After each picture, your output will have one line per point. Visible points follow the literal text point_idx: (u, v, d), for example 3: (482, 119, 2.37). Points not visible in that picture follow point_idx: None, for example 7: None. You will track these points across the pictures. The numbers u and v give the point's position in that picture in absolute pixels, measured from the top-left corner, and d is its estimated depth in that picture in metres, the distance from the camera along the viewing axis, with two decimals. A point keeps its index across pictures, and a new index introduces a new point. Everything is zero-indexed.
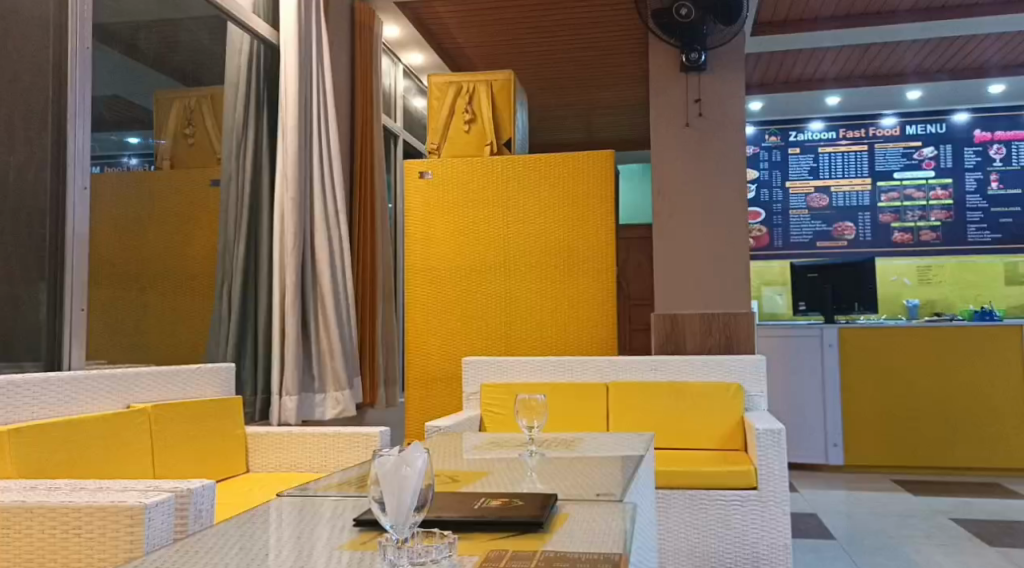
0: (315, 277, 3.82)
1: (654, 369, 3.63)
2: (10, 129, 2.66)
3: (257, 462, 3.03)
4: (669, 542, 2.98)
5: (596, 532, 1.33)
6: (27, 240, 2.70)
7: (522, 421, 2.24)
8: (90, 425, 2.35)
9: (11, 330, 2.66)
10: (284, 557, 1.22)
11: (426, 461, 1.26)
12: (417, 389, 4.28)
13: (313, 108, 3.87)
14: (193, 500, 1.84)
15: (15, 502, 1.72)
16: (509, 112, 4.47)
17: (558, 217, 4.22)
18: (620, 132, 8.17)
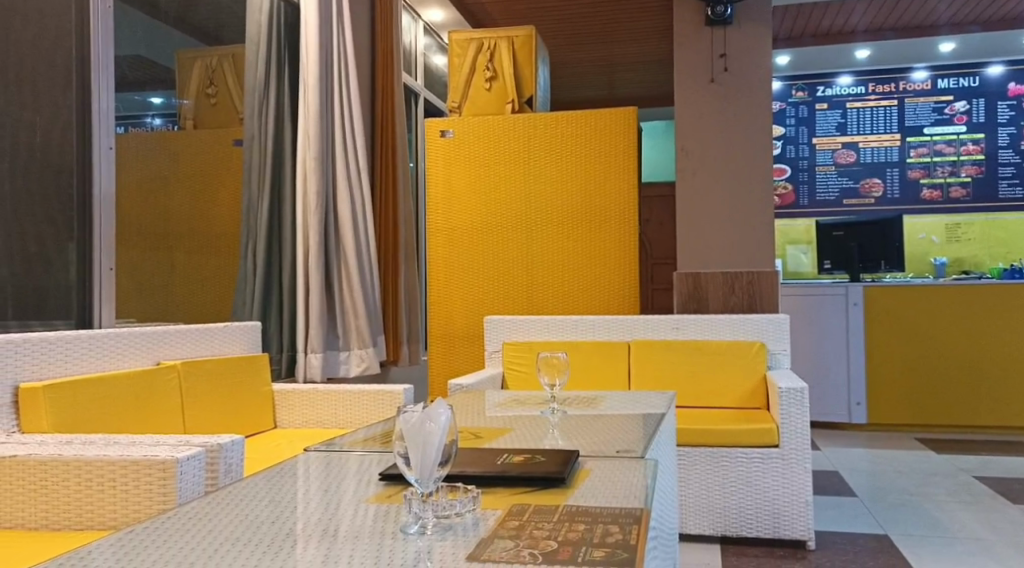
0: (338, 237, 3.84)
1: (676, 329, 3.62)
2: (36, 88, 2.68)
3: (284, 417, 3.09)
4: (690, 499, 3.01)
5: (617, 488, 1.35)
6: (55, 198, 2.73)
7: (544, 379, 2.26)
8: (122, 381, 2.40)
9: (43, 288, 2.71)
10: (312, 510, 1.24)
11: (449, 418, 1.27)
12: (440, 346, 4.32)
13: (334, 66, 3.86)
14: (223, 454, 1.89)
15: (52, 456, 1.78)
16: (530, 68, 4.44)
17: (580, 175, 4.19)
18: (643, 88, 8.08)
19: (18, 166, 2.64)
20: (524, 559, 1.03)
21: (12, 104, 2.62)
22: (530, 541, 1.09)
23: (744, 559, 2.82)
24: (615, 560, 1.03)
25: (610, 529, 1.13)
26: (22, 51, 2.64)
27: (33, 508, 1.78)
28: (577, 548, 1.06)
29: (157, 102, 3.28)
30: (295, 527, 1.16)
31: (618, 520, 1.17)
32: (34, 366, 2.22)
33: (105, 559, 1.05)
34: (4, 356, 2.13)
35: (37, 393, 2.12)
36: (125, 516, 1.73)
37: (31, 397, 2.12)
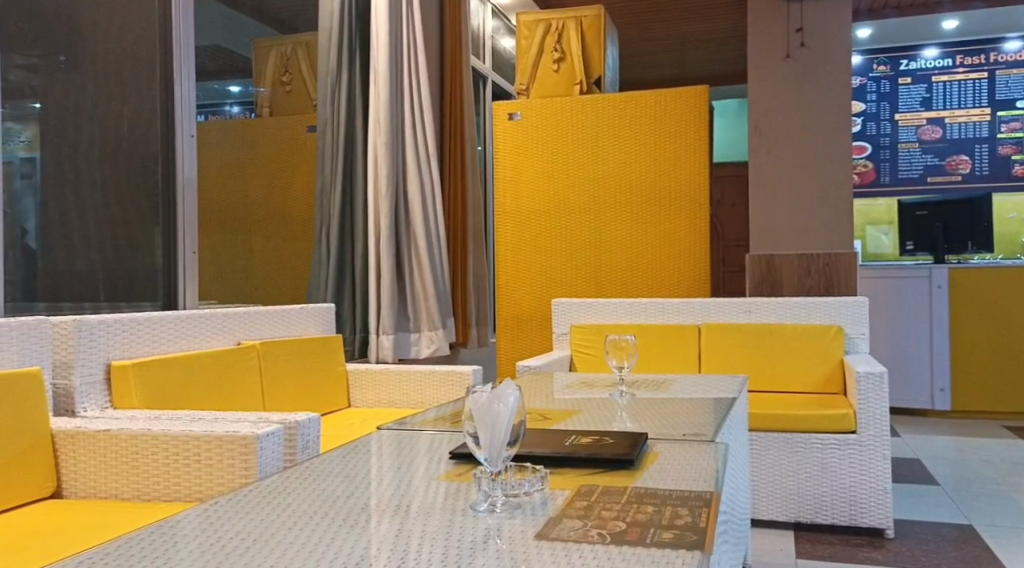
0: (408, 221, 3.90)
1: (748, 312, 3.57)
2: (122, 79, 2.78)
3: (357, 396, 3.18)
4: (762, 483, 2.98)
5: (686, 471, 1.35)
6: (141, 186, 2.85)
7: (613, 361, 2.26)
8: (205, 359, 2.49)
9: (132, 271, 2.82)
10: (385, 487, 1.28)
11: (518, 399, 1.29)
12: (509, 330, 4.36)
13: (403, 49, 3.90)
14: (301, 431, 1.96)
15: (141, 430, 1.87)
16: (599, 48, 4.41)
17: (649, 157, 4.15)
18: (714, 66, 7.94)
19: (109, 156, 2.75)
20: (592, 538, 1.04)
21: (101, 95, 2.72)
22: (599, 521, 1.10)
23: (820, 546, 2.77)
24: (684, 541, 1.03)
25: (679, 512, 1.13)
26: (110, 45, 2.75)
27: (125, 480, 1.87)
28: (644, 529, 1.07)
29: (235, 91, 3.42)
30: (369, 503, 1.20)
31: (687, 502, 1.17)
32: (124, 345, 2.32)
33: (192, 527, 1.10)
34: (98, 336, 2.23)
35: (127, 371, 2.23)
36: (209, 489, 1.81)
37: (122, 375, 2.23)
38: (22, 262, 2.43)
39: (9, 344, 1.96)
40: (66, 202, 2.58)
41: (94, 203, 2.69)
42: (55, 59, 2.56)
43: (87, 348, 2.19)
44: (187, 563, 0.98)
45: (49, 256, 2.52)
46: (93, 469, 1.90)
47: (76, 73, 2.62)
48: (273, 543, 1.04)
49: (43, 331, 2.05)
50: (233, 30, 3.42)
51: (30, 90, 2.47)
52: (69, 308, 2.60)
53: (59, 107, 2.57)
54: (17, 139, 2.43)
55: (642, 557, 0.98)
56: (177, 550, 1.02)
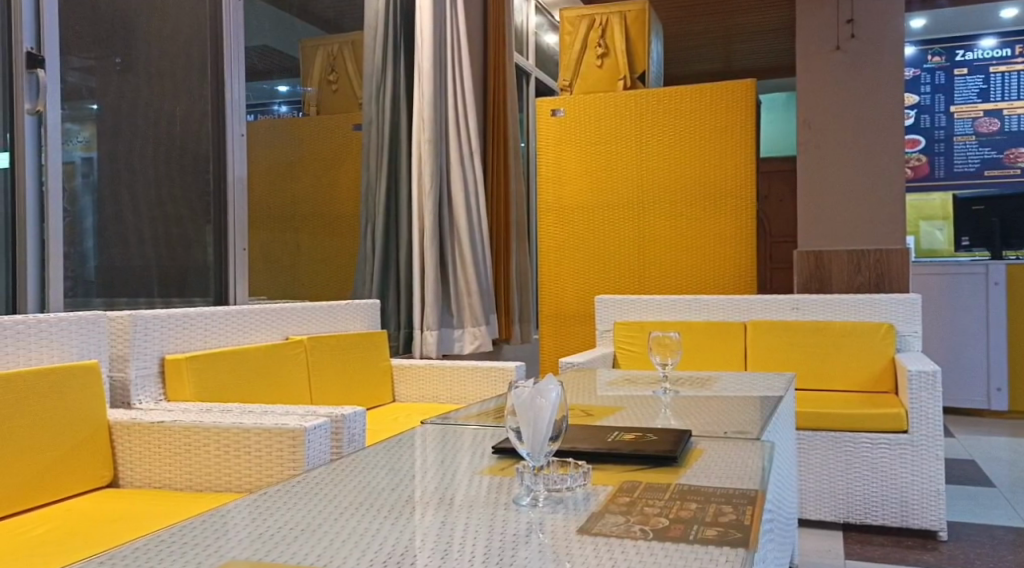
0: (452, 218, 3.93)
1: (796, 309, 3.53)
2: (175, 80, 2.86)
3: (402, 391, 3.22)
4: (810, 482, 2.95)
5: (730, 468, 1.35)
6: (195, 184, 2.94)
7: (657, 358, 2.25)
8: (254, 353, 2.55)
9: (185, 268, 2.91)
10: (429, 479, 1.30)
11: (560, 394, 1.30)
12: (551, 325, 4.38)
13: (447, 46, 3.93)
14: (347, 425, 2.01)
15: (194, 422, 1.92)
16: (643, 43, 4.39)
17: (693, 153, 4.13)
18: (761, 59, 7.85)
19: (162, 155, 2.82)
20: (635, 534, 1.05)
21: (155, 96, 2.78)
22: (641, 517, 1.11)
23: (870, 547, 2.74)
24: (727, 539, 1.03)
25: (723, 509, 1.13)
26: (163, 46, 2.82)
27: (178, 470, 1.93)
28: (688, 526, 1.07)
29: (281, 90, 3.47)
30: (413, 495, 1.22)
31: (732, 500, 1.17)
32: (176, 340, 2.38)
33: (242, 516, 1.13)
34: (153, 330, 2.29)
35: (181, 364, 2.28)
36: (259, 480, 1.86)
37: (176, 369, 2.28)
38: (80, 260, 2.49)
39: (69, 337, 2.03)
40: (122, 199, 2.65)
41: (148, 202, 2.75)
42: (111, 61, 2.62)
43: (142, 342, 2.25)
44: (239, 551, 1.00)
45: (105, 253, 2.58)
46: (148, 459, 1.96)
47: (131, 74, 2.68)
48: (321, 533, 1.06)
49: (101, 324, 2.12)
50: (282, 30, 3.50)
51: (87, 92, 2.53)
52: (124, 303, 2.67)
53: (115, 107, 2.63)
54: (76, 140, 2.49)
55: (686, 553, 0.99)
56: (228, 539, 1.05)
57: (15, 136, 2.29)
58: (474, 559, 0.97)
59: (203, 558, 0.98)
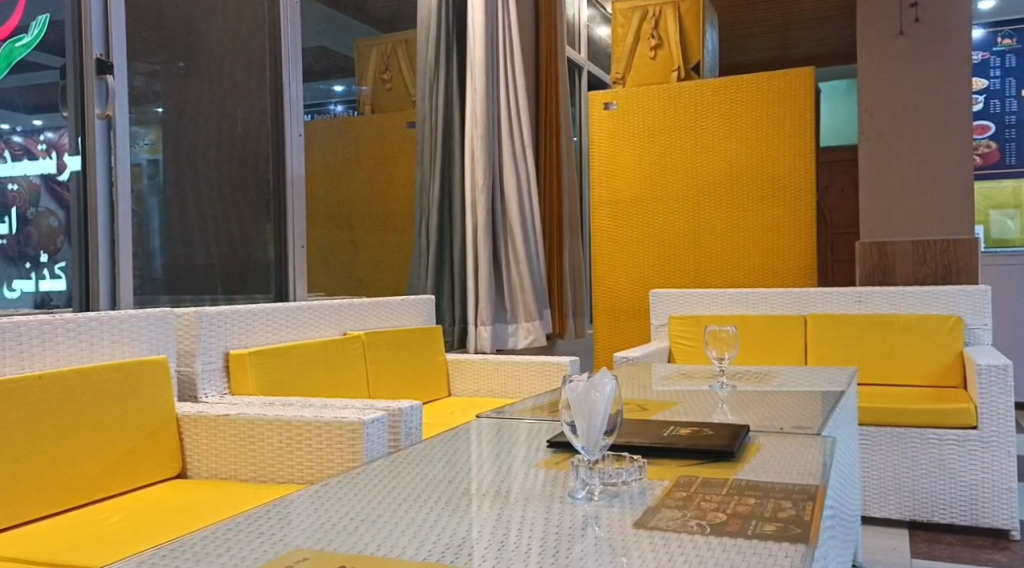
0: (505, 214, 3.94)
1: (859, 302, 3.46)
2: (235, 83, 2.94)
3: (457, 385, 3.25)
4: (873, 479, 2.90)
5: (790, 464, 1.34)
6: (255, 183, 3.02)
7: (713, 352, 2.23)
8: (314, 348, 2.60)
9: (247, 266, 2.98)
10: (485, 472, 1.32)
11: (614, 388, 1.31)
12: (606, 320, 4.38)
13: (499, 42, 3.94)
14: (404, 418, 2.04)
15: (257, 415, 1.98)
16: (697, 34, 4.35)
17: (752, 144, 4.07)
18: (820, 46, 7.70)
19: (225, 156, 2.89)
20: (692, 529, 1.05)
21: (216, 98, 2.85)
22: (698, 512, 1.11)
23: (937, 546, 2.67)
24: (787, 534, 1.02)
25: (782, 505, 1.13)
26: (224, 50, 2.89)
27: (243, 463, 1.98)
28: (747, 521, 1.07)
29: (338, 90, 3.60)
30: (470, 488, 1.24)
31: (791, 496, 1.16)
32: (240, 334, 2.44)
33: (304, 506, 1.17)
34: (218, 326, 2.36)
35: (244, 359, 2.34)
36: (321, 471, 1.90)
37: (240, 363, 2.35)
38: (147, 259, 2.57)
39: (139, 333, 2.10)
40: (186, 199, 2.72)
41: (212, 203, 2.83)
42: (175, 65, 2.69)
43: (207, 337, 2.32)
44: (302, 539, 1.04)
45: (171, 253, 2.66)
46: (214, 451, 2.02)
47: (193, 78, 2.76)
48: (383, 523, 1.09)
49: (169, 321, 2.18)
50: (336, 30, 3.56)
51: (153, 95, 2.61)
52: (189, 300, 2.75)
53: (179, 110, 2.70)
54: (143, 142, 2.57)
55: (744, 548, 0.98)
56: (291, 528, 1.08)
57: (86, 141, 2.38)
58: (530, 551, 0.99)
59: (268, 546, 1.02)
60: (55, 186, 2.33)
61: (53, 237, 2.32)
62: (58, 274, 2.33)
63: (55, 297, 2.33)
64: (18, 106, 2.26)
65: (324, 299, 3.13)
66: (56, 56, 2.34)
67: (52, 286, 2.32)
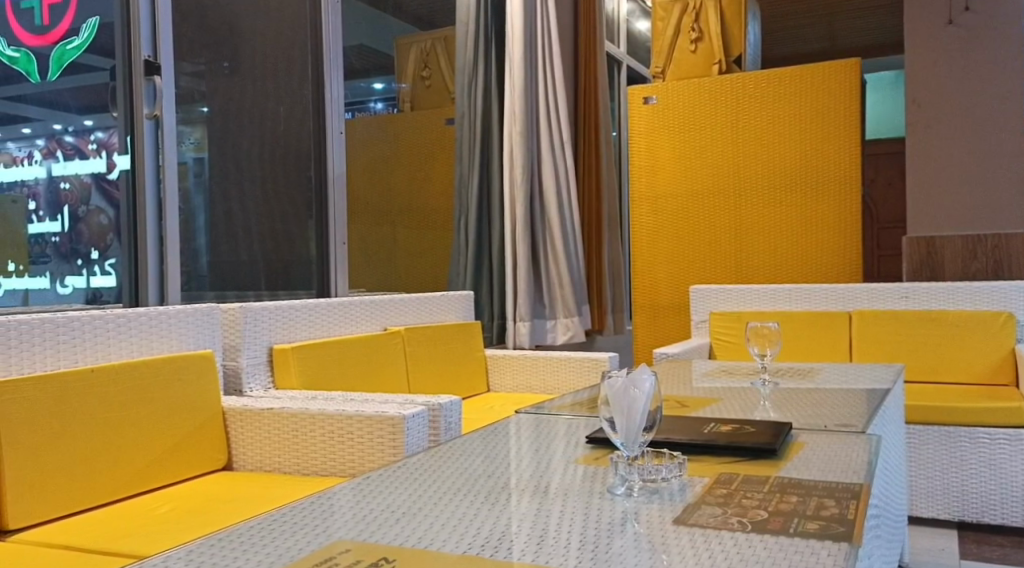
0: (543, 211, 3.94)
1: (906, 298, 3.40)
2: (278, 83, 2.98)
3: (496, 381, 3.27)
4: (921, 480, 2.85)
5: (834, 462, 1.33)
6: (297, 180, 3.06)
7: (754, 349, 2.19)
8: (355, 344, 2.63)
9: (290, 262, 3.04)
10: (525, 467, 1.33)
11: (654, 384, 1.30)
12: (645, 316, 4.37)
13: (538, 38, 3.94)
14: (443, 413, 2.06)
15: (300, 408, 2.01)
16: (739, 27, 4.32)
17: (795, 138, 4.02)
18: (866, 37, 7.57)
19: (268, 154, 2.94)
20: (733, 526, 1.04)
21: (260, 97, 2.90)
22: (739, 509, 1.10)
23: (986, 548, 2.62)
24: (829, 532, 1.01)
25: (825, 503, 1.12)
26: (267, 50, 2.94)
27: (287, 455, 2.02)
28: (788, 519, 1.06)
29: (378, 88, 3.65)
30: (509, 482, 1.25)
31: (834, 494, 1.15)
32: (283, 329, 2.47)
33: (347, 498, 1.19)
34: (262, 321, 2.39)
35: (287, 354, 2.38)
36: (362, 465, 1.93)
37: (283, 358, 2.39)
38: (193, 256, 2.63)
39: (185, 329, 2.14)
40: (230, 197, 2.78)
41: (255, 201, 2.88)
42: (220, 65, 2.74)
43: (252, 332, 2.36)
44: (345, 531, 1.05)
45: (215, 250, 2.72)
46: (259, 444, 2.06)
47: (237, 77, 2.81)
48: (424, 516, 1.10)
49: (214, 316, 2.22)
50: (373, 29, 3.60)
51: (198, 95, 2.65)
52: (233, 295, 2.79)
53: (224, 109, 2.76)
54: (188, 141, 2.61)
55: (783, 545, 0.98)
56: (334, 520, 1.10)
57: (134, 140, 2.43)
58: (570, 546, 0.99)
59: (312, 537, 1.03)
60: (105, 185, 2.39)
61: (103, 235, 2.38)
62: (107, 271, 2.39)
63: (105, 293, 2.38)
64: (70, 106, 2.34)
65: (363, 296, 3.17)
66: (107, 58, 2.41)
67: (102, 282, 2.38)
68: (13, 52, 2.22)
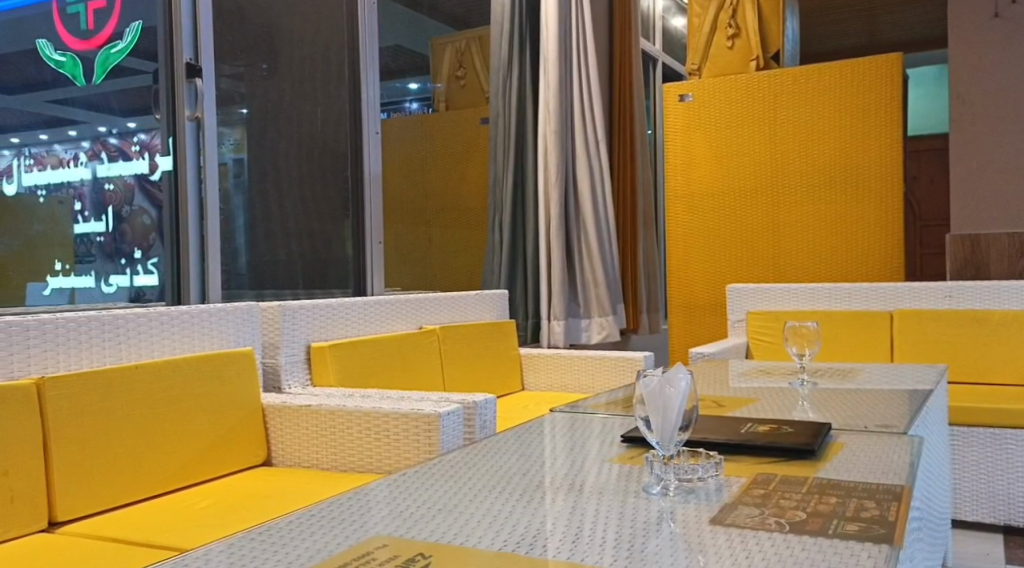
0: (578, 210, 3.93)
1: (950, 298, 3.34)
2: (315, 85, 3.02)
3: (530, 380, 3.28)
4: (966, 483, 2.80)
5: (874, 463, 1.32)
6: (334, 180, 3.10)
7: (793, 349, 2.17)
8: (391, 342, 2.65)
9: (327, 262, 3.07)
10: (559, 466, 1.34)
11: (689, 383, 1.29)
12: (681, 315, 4.34)
13: (573, 36, 3.93)
14: (478, 411, 2.06)
15: (337, 405, 2.03)
16: (777, 23, 4.27)
17: (833, 134, 3.97)
18: (908, 31, 7.44)
19: (306, 154, 2.98)
20: (770, 527, 1.04)
21: (297, 98, 2.94)
22: (777, 510, 1.09)
23: None
24: (870, 534, 1.00)
25: (866, 504, 1.11)
26: (304, 51, 2.97)
27: (324, 452, 2.05)
28: (827, 520, 1.05)
29: (414, 88, 3.68)
30: (544, 480, 1.25)
31: (875, 495, 1.14)
32: (320, 327, 2.50)
33: (383, 494, 1.20)
34: (300, 319, 2.42)
35: (325, 352, 2.40)
36: (399, 462, 1.94)
37: (320, 355, 2.41)
38: (233, 255, 2.66)
39: (226, 327, 2.18)
40: (268, 198, 2.81)
41: (293, 201, 2.92)
42: (259, 67, 2.78)
43: (290, 330, 2.39)
44: (382, 527, 1.06)
45: (254, 250, 2.76)
46: (297, 440, 2.09)
47: (276, 78, 2.85)
48: (459, 513, 1.11)
49: (254, 314, 2.26)
50: (407, 29, 3.63)
51: (238, 97, 2.69)
52: (271, 295, 2.84)
53: (262, 111, 2.80)
54: (228, 142, 2.65)
55: (818, 546, 0.97)
56: (371, 515, 1.11)
57: (177, 141, 2.48)
58: (605, 544, 0.99)
59: (350, 532, 1.05)
60: (148, 186, 2.44)
61: (146, 235, 2.43)
62: (151, 270, 2.44)
63: (148, 292, 2.42)
64: (113, 109, 2.39)
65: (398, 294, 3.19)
66: (151, 62, 2.45)
67: (145, 281, 2.42)
68: (59, 56, 2.29)
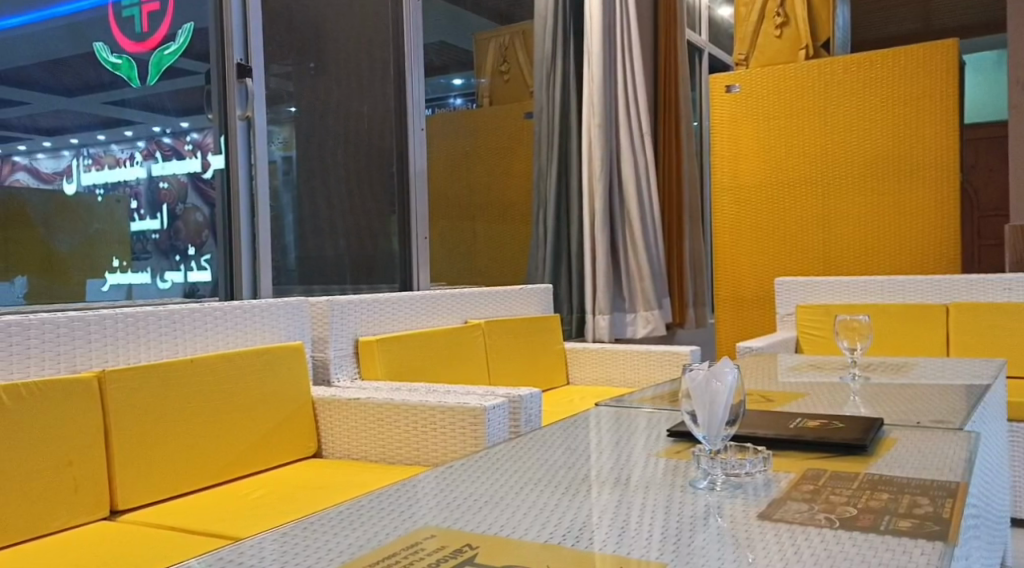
0: (623, 203, 3.91)
1: (1009, 290, 3.25)
2: (362, 82, 3.05)
3: (575, 374, 3.28)
4: None
5: (927, 459, 1.30)
6: (380, 177, 3.13)
7: (844, 343, 2.13)
8: (437, 337, 2.68)
9: (373, 258, 3.10)
10: (605, 459, 1.34)
11: (736, 377, 1.28)
12: (728, 309, 4.30)
13: (617, 28, 3.92)
14: (524, 405, 2.07)
15: (385, 400, 2.06)
16: (827, 10, 4.19)
17: (886, 124, 3.89)
18: (964, 16, 7.25)
19: (352, 151, 3.01)
20: (820, 522, 1.03)
21: (344, 95, 2.98)
22: (826, 506, 1.09)
23: None
24: (924, 532, 0.99)
25: (919, 501, 1.09)
26: (350, 49, 3.01)
27: (373, 444, 2.08)
28: (879, 516, 1.04)
29: (457, 84, 3.70)
30: (589, 474, 1.26)
31: (928, 492, 1.12)
32: (368, 322, 2.53)
33: (429, 486, 1.22)
34: (348, 314, 2.46)
35: (372, 346, 2.45)
36: (446, 455, 1.96)
37: (368, 349, 2.45)
38: (282, 252, 2.71)
39: (277, 322, 2.22)
40: (317, 195, 2.86)
41: (341, 198, 2.96)
42: (307, 66, 2.82)
43: (339, 324, 2.42)
44: (430, 518, 1.08)
45: (303, 245, 2.80)
46: (346, 432, 2.13)
47: (323, 77, 2.89)
48: (504, 505, 1.12)
49: (302, 309, 2.29)
50: (450, 25, 3.64)
51: (286, 95, 2.74)
52: (320, 290, 2.88)
53: (310, 108, 2.84)
54: (277, 140, 2.69)
55: (878, 544, 0.96)
56: (418, 507, 1.13)
57: (228, 140, 2.50)
58: (651, 537, 1.00)
59: (398, 523, 1.06)
60: (200, 184, 2.49)
61: (199, 232, 2.49)
62: (204, 266, 2.50)
63: (201, 288, 2.50)
64: (168, 108, 2.47)
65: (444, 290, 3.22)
66: (204, 63, 2.50)
67: (199, 278, 2.49)
68: (115, 58, 2.36)
